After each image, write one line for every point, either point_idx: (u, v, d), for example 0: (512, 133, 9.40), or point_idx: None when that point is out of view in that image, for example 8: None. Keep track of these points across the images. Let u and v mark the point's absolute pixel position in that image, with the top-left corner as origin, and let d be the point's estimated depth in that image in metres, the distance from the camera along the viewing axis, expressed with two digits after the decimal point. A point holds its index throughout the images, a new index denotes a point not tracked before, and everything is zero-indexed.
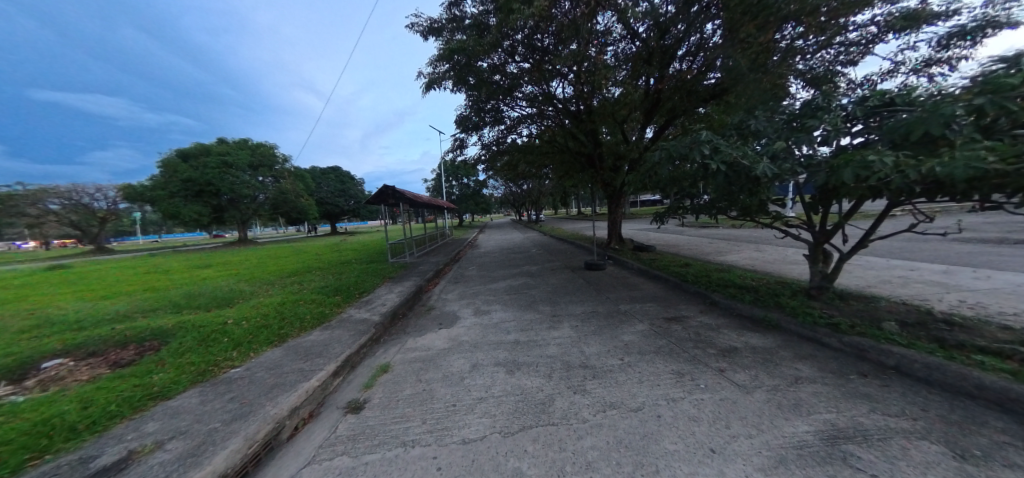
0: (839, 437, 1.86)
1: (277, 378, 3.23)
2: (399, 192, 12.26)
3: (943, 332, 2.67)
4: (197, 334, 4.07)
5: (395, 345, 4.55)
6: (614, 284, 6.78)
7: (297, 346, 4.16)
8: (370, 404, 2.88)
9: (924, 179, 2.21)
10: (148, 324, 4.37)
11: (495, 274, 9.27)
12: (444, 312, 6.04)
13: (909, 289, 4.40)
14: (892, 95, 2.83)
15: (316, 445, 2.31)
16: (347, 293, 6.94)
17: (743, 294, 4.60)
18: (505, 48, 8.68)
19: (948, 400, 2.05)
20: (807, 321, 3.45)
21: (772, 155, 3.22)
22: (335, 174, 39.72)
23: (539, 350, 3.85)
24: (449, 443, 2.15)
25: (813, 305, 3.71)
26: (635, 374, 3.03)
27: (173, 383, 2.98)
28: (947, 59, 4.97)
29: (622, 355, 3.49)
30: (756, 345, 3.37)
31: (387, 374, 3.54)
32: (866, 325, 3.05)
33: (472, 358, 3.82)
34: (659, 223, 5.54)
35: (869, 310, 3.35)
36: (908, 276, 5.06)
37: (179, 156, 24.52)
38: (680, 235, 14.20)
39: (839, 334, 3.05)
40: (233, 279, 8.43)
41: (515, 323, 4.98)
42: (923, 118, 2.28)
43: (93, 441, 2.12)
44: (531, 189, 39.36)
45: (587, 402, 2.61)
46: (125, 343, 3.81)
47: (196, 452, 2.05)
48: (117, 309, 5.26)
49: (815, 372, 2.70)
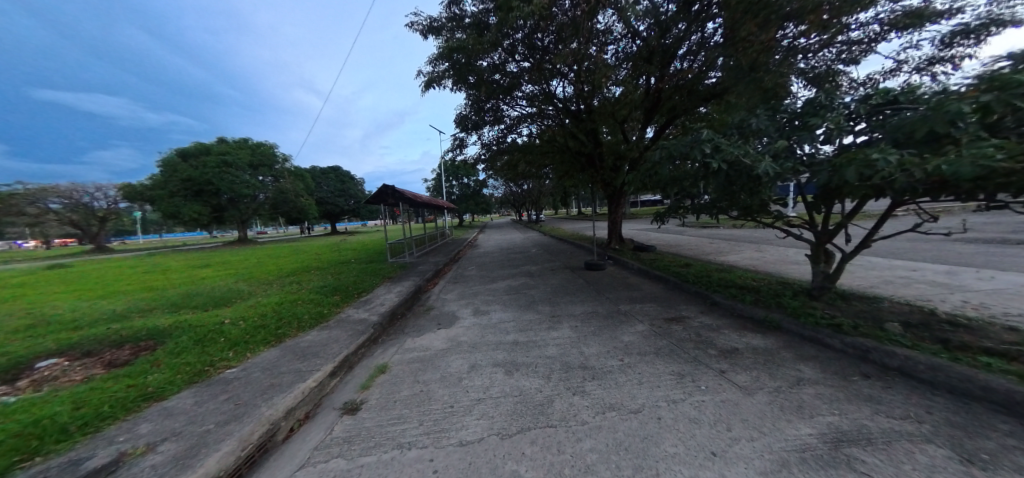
0: (843, 440, 1.82)
1: (272, 379, 3.19)
2: (399, 191, 12.24)
3: (947, 333, 2.63)
4: (193, 334, 4.03)
5: (394, 345, 4.52)
6: (614, 284, 6.75)
7: (294, 347, 4.13)
8: (367, 405, 2.85)
9: (929, 177, 2.17)
10: (144, 324, 4.32)
11: (495, 274, 9.25)
12: (444, 312, 6.01)
13: (911, 289, 4.37)
14: (895, 93, 2.79)
15: (310, 447, 2.28)
16: (346, 293, 6.89)
17: (744, 295, 4.57)
18: (505, 47, 8.65)
19: (952, 402, 2.02)
20: (809, 322, 3.41)
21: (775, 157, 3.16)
22: (335, 174, 39.56)
23: (539, 351, 3.82)
24: (446, 445, 2.12)
25: (815, 306, 3.67)
26: (635, 375, 2.99)
27: (168, 383, 2.94)
28: (950, 58, 4.93)
29: (622, 356, 3.45)
30: (757, 346, 3.33)
31: (384, 375, 3.52)
32: (869, 326, 3.00)
33: (470, 358, 3.79)
34: (660, 223, 5.52)
35: (872, 310, 3.31)
36: (910, 276, 5.03)
37: (179, 155, 24.48)
38: (680, 235, 14.20)
39: (841, 335, 3.01)
40: (232, 279, 8.41)
41: (514, 324, 4.95)
42: (927, 116, 2.24)
43: (85, 443, 2.09)
44: (532, 188, 39.28)
45: (587, 403, 2.57)
46: (121, 343, 3.77)
47: (190, 454, 2.02)
48: (113, 309, 5.22)
49: (817, 373, 2.66)
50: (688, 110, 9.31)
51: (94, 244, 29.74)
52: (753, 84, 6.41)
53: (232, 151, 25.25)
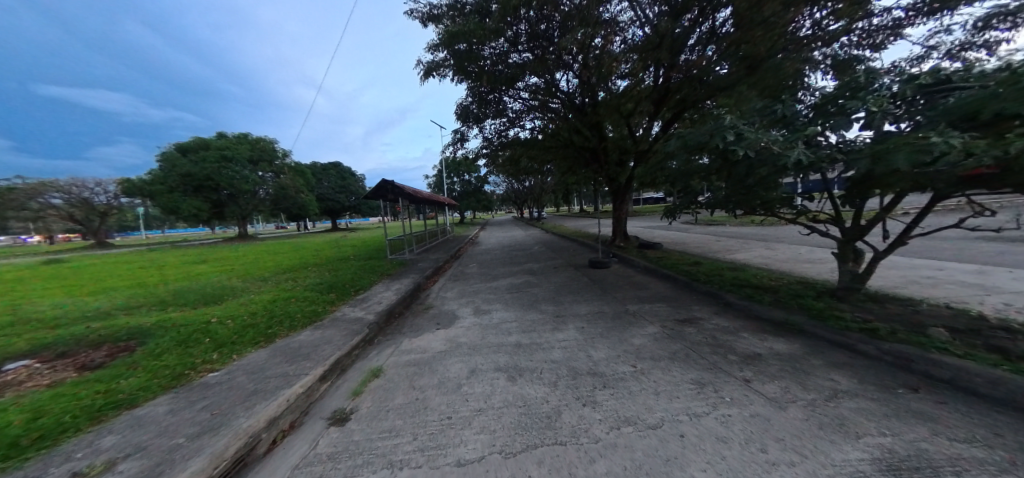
0: (903, 468, 1.56)
1: (257, 384, 2.96)
2: (399, 186, 11.98)
3: (1002, 341, 2.36)
4: (177, 334, 3.79)
5: (389, 346, 4.28)
6: (620, 283, 6.50)
7: (284, 347, 3.90)
8: (358, 415, 2.61)
9: (998, 163, 1.89)
10: (125, 323, 4.08)
11: (496, 271, 9.00)
12: (443, 311, 5.77)
13: (942, 290, 4.08)
14: (947, 72, 2.50)
15: (292, 464, 2.04)
16: (342, 290, 6.66)
17: (761, 295, 4.29)
18: (508, 35, 8.34)
19: (1022, 422, 1.75)
20: (837, 325, 3.14)
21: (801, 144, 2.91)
22: (335, 169, 39.15)
23: (544, 354, 3.56)
24: (442, 465, 1.87)
25: (842, 308, 3.39)
26: (649, 384, 2.74)
27: (142, 389, 2.71)
28: (985, 42, 4.61)
29: (634, 361, 3.19)
30: (781, 352, 3.07)
31: (378, 380, 3.28)
32: (908, 331, 2.73)
33: (470, 362, 3.54)
34: (671, 218, 5.22)
35: (908, 314, 3.04)
36: (937, 276, 4.74)
37: (178, 150, 24.25)
38: (685, 232, 13.90)
39: (877, 341, 2.74)
40: (226, 275, 8.19)
41: (517, 324, 4.69)
42: (995, 94, 1.96)
43: (37, 460, 1.86)
44: (533, 185, 38.88)
45: (599, 417, 2.32)
46: (99, 344, 3.54)
47: (152, 474, 1.78)
48: (98, 306, 4.99)
49: (854, 384, 2.40)
50: (698, 103, 9.01)
51: (94, 239, 29.62)
52: (769, 73, 6.08)
53: (232, 146, 24.97)
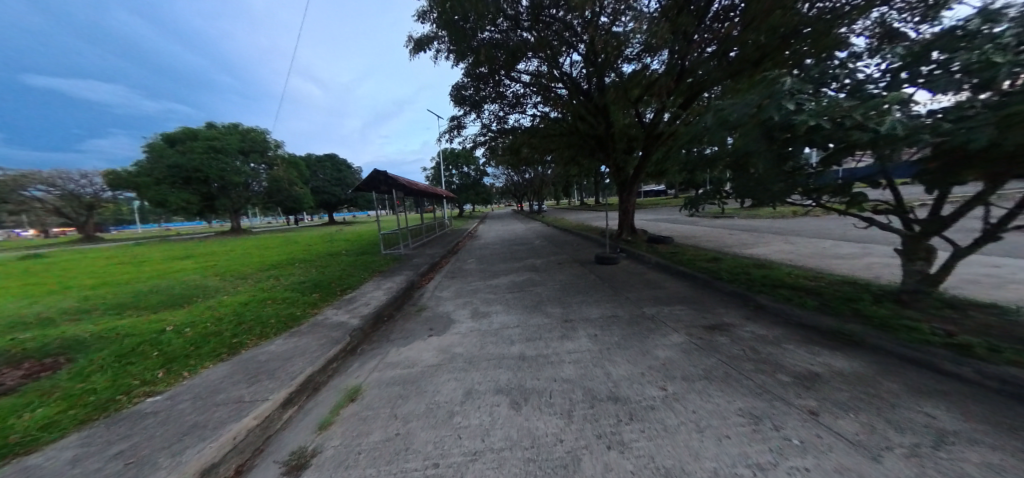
0: None
1: (201, 414, 2.38)
2: (392, 177, 11.34)
3: None
4: (119, 348, 3.21)
5: (374, 357, 3.73)
6: (631, 281, 5.96)
7: (248, 361, 3.33)
8: (319, 459, 2.04)
9: None
10: (62, 333, 3.49)
11: (496, 268, 8.44)
12: (437, 314, 5.21)
13: (1013, 291, 3.52)
14: None
15: None
16: (327, 290, 6.09)
17: (801, 298, 3.73)
18: (510, 10, 7.61)
19: None
20: (912, 338, 2.57)
21: (866, 120, 2.45)
22: (330, 161, 38.13)
23: (553, 372, 3.00)
24: None
25: (912, 316, 2.82)
26: (689, 416, 2.17)
27: (50, 426, 2.13)
28: None
29: (663, 383, 2.63)
30: (844, 370, 2.50)
31: (353, 405, 2.71)
32: (1018, 351, 2.15)
33: (465, 380, 2.99)
34: (693, 211, 4.68)
35: (1003, 326, 2.46)
36: (997, 275, 4.17)
37: (165, 140, 23.40)
38: (693, 226, 13.34)
39: (976, 361, 2.16)
40: (204, 274, 7.59)
41: (520, 331, 4.12)
42: None
43: None
44: (533, 178, 37.99)
45: (631, 468, 1.75)
46: (20, 360, 2.95)
47: None
48: (42, 312, 4.39)
49: (963, 420, 1.82)
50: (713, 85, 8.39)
51: (82, 233, 28.88)
52: None
53: (220, 137, 24.08)
